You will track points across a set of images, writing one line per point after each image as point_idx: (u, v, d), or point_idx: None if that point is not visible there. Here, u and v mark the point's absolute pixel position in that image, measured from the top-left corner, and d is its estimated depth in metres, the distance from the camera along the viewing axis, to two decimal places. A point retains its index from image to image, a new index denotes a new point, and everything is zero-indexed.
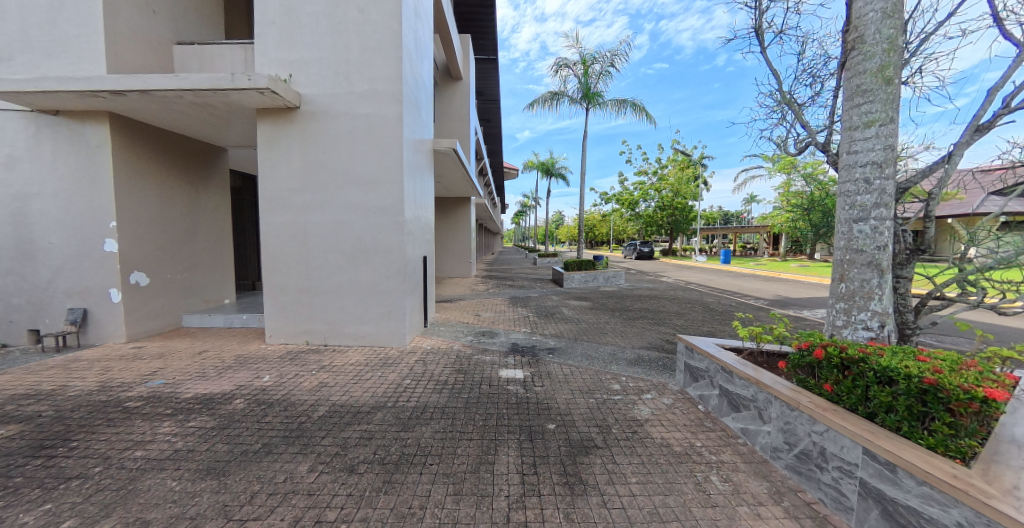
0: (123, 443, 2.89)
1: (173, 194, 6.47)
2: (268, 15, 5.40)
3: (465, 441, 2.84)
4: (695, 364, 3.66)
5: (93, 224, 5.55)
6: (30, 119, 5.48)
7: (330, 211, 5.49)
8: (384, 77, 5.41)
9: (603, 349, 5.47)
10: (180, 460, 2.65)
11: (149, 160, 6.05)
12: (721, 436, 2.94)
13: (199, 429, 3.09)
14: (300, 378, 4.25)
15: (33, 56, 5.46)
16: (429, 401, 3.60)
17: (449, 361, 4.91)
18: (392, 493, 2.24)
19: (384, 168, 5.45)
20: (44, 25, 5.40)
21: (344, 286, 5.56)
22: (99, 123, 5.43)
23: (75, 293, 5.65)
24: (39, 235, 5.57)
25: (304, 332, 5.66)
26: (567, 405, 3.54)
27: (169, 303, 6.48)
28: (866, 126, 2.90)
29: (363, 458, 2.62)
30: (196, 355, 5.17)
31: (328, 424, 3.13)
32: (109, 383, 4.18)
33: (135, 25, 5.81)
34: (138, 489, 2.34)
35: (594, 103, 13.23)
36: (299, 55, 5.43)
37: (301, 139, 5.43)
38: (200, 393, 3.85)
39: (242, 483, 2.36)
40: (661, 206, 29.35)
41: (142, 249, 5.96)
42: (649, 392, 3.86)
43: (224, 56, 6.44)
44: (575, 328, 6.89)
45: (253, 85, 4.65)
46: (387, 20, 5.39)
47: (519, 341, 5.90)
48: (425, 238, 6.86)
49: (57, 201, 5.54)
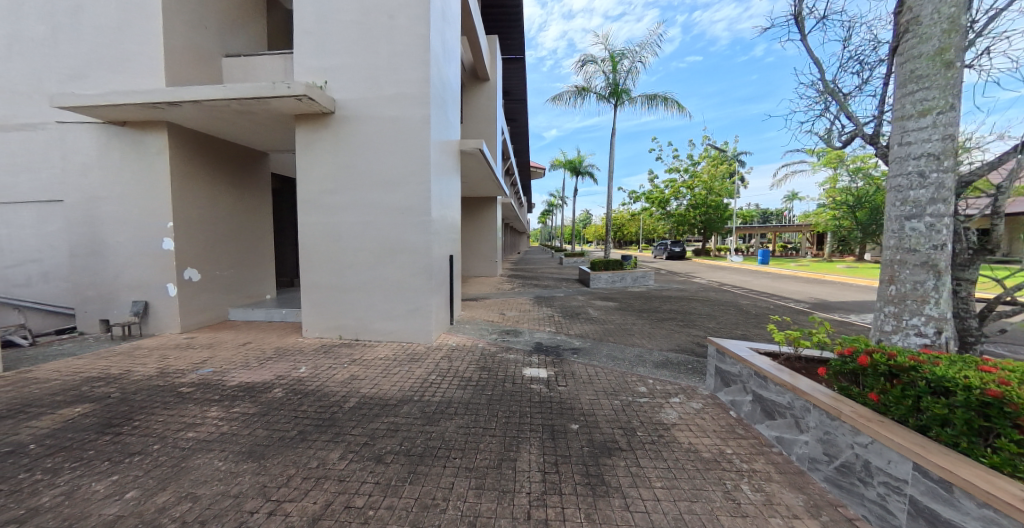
0: (178, 424, 3.15)
1: (220, 195, 6.92)
2: (305, 25, 5.68)
3: (488, 437, 2.87)
4: (727, 368, 3.52)
5: (152, 225, 6.05)
6: (100, 129, 6.04)
7: (361, 211, 5.69)
8: (412, 81, 5.54)
9: (630, 350, 5.37)
10: (225, 441, 2.85)
11: (201, 165, 6.53)
12: (755, 444, 2.81)
13: (242, 414, 3.31)
14: (333, 370, 4.47)
15: (103, 73, 6.04)
16: (453, 396, 3.67)
17: (474, 358, 4.97)
18: (417, 484, 2.31)
19: (413, 170, 5.59)
20: (112, 44, 5.96)
21: (373, 283, 5.75)
22: (158, 132, 5.92)
23: (136, 287, 6.19)
24: (107, 234, 6.15)
25: (336, 328, 5.91)
26: (590, 405, 3.51)
27: (217, 297, 6.94)
28: (920, 115, 2.67)
29: (389, 448, 2.71)
30: (240, 346, 5.53)
31: (357, 415, 3.26)
32: (166, 369, 4.57)
33: (189, 40, 6.28)
34: (189, 466, 2.54)
35: (623, 99, 12.94)
36: (333, 62, 5.67)
37: (334, 143, 5.68)
38: (243, 381, 4.13)
39: (279, 466, 2.51)
40: (693, 204, 28.23)
41: (194, 247, 6.42)
42: (677, 395, 3.75)
43: (265, 65, 6.82)
44: (601, 329, 6.79)
45: (290, 92, 4.90)
46: (414, 24, 5.52)
47: (543, 341, 5.89)
48: (452, 237, 6.97)
49: (122, 203, 6.09)
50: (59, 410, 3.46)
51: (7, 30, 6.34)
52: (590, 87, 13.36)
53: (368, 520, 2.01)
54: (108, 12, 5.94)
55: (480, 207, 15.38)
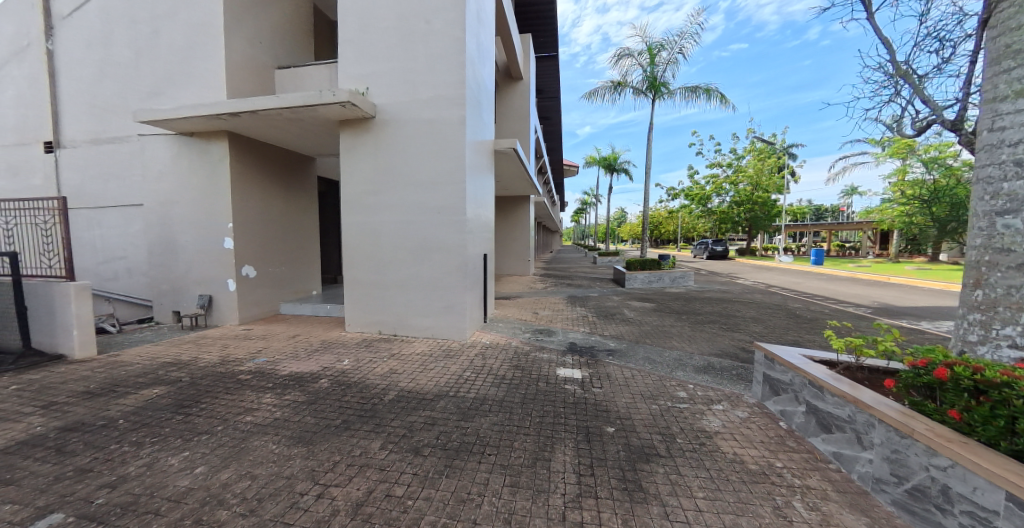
0: (238, 408, 3.44)
1: (273, 198, 7.43)
2: (348, 35, 5.96)
3: (522, 436, 2.88)
4: (776, 376, 3.30)
5: (215, 225, 6.61)
6: (173, 139, 6.68)
7: (400, 211, 5.90)
8: (447, 83, 5.66)
9: (668, 354, 5.17)
10: (279, 426, 3.07)
11: (257, 170, 7.05)
12: (808, 459, 2.61)
13: (293, 402, 3.55)
14: (374, 364, 4.68)
15: (176, 89, 6.69)
16: (487, 393, 3.72)
17: (508, 356, 5.01)
18: (453, 477, 2.36)
19: (449, 170, 5.71)
20: (183, 62, 6.58)
21: (411, 281, 5.94)
22: (220, 140, 6.46)
23: (202, 282, 6.80)
24: (178, 234, 6.80)
25: (376, 323, 6.17)
26: (626, 408, 3.42)
27: (270, 292, 7.46)
28: (1016, 96, 2.35)
29: (426, 441, 2.80)
30: (290, 338, 5.92)
31: (397, 408, 3.39)
32: (227, 357, 4.99)
33: (246, 54, 6.79)
34: (248, 447, 2.76)
35: (661, 92, 12.47)
36: (374, 68, 5.91)
37: (375, 146, 5.92)
38: (294, 370, 4.42)
39: (326, 453, 2.66)
40: (736, 201, 26.67)
41: (250, 246, 6.95)
42: (720, 403, 3.57)
43: (312, 74, 7.23)
44: (637, 330, 6.60)
45: (335, 99, 5.16)
46: (450, 27, 5.62)
47: (577, 341, 5.82)
48: (486, 236, 7.05)
49: (190, 206, 6.70)
50: (140, 390, 3.88)
51: (100, 54, 7.21)
52: (627, 82, 12.99)
53: (407, 509, 2.09)
54: (179, 33, 6.57)
55: (514, 206, 15.45)
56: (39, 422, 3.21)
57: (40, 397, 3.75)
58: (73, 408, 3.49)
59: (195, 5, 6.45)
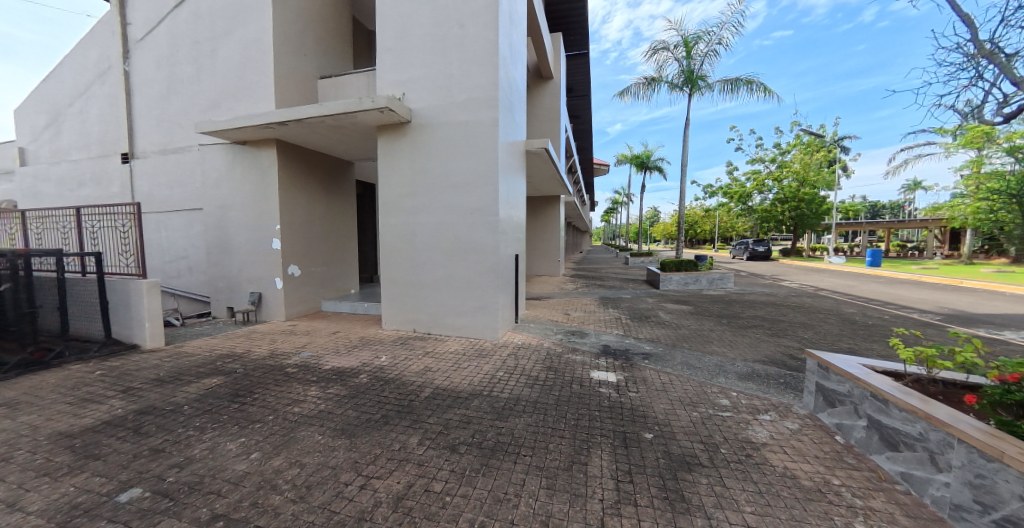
0: (286, 399, 3.66)
1: (316, 201, 7.85)
2: (386, 43, 6.19)
3: (558, 438, 2.86)
4: (832, 387, 3.06)
5: (266, 227, 7.08)
6: (228, 148, 7.22)
7: (434, 212, 6.04)
8: (481, 86, 5.73)
9: (709, 359, 4.94)
10: (323, 418, 3.23)
11: (302, 175, 7.47)
12: (871, 478, 2.41)
13: (336, 396, 3.73)
14: (410, 361, 4.82)
15: (231, 101, 7.23)
16: (521, 394, 3.72)
17: (540, 357, 5.00)
18: (490, 476, 2.39)
19: (482, 172, 5.78)
20: (237, 76, 7.11)
21: (445, 281, 6.07)
22: (269, 148, 6.91)
23: (253, 280, 7.30)
24: (233, 235, 7.34)
25: (411, 322, 6.36)
26: (664, 415, 3.31)
27: (313, 290, 7.88)
28: None
29: (462, 439, 2.84)
30: (332, 334, 6.22)
31: (432, 405, 3.46)
32: (275, 350, 5.33)
33: (293, 67, 7.22)
34: (297, 436, 2.93)
35: (699, 86, 11.96)
36: (410, 74, 6.10)
37: (411, 150, 6.10)
38: (336, 365, 4.65)
39: (367, 446, 2.77)
40: (780, 198, 25.04)
41: (295, 246, 7.38)
42: (767, 412, 3.37)
43: (352, 82, 7.55)
44: (674, 334, 6.36)
45: (374, 106, 5.37)
46: (484, 30, 5.68)
47: (611, 343, 5.70)
48: (517, 237, 7.07)
49: (243, 209, 7.22)
50: (201, 379, 4.23)
51: (167, 73, 7.93)
52: (662, 77, 12.57)
53: (445, 505, 2.13)
54: (234, 50, 7.10)
55: (545, 207, 15.39)
56: (118, 405, 3.58)
57: (118, 382, 4.17)
58: (146, 393, 3.85)
59: (248, 23, 6.94)
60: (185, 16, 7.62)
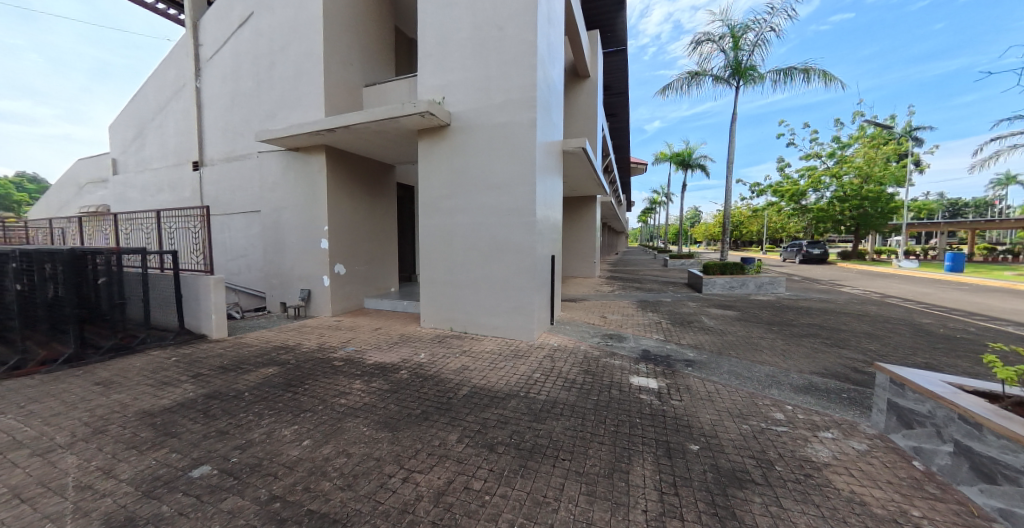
0: (333, 390, 3.87)
1: (360, 203, 8.24)
2: (427, 50, 6.38)
3: (597, 444, 2.79)
4: (908, 405, 2.75)
5: (315, 228, 7.54)
6: (283, 154, 7.76)
7: (472, 213, 6.13)
8: (519, 86, 5.75)
9: (759, 369, 4.62)
10: (368, 411, 3.38)
11: (348, 178, 7.87)
12: (960, 513, 2.13)
13: (379, 390, 3.88)
14: (448, 359, 4.93)
15: (286, 111, 7.77)
16: (558, 396, 3.68)
17: (577, 360, 4.92)
18: (528, 478, 2.38)
19: (520, 173, 5.79)
20: (292, 87, 7.63)
21: (481, 281, 6.14)
22: (319, 154, 7.35)
23: (304, 277, 7.79)
24: (287, 236, 7.88)
25: (448, 320, 6.50)
26: (711, 426, 3.14)
27: (357, 288, 8.28)
28: None
29: (500, 439, 2.85)
30: (374, 330, 6.50)
31: (470, 403, 3.51)
32: (323, 344, 5.65)
33: (341, 76, 7.64)
34: (343, 427, 3.08)
35: (746, 78, 11.28)
36: (450, 78, 6.24)
37: (450, 152, 6.24)
38: (378, 360, 4.85)
39: (409, 440, 2.86)
40: (839, 197, 22.96)
41: (341, 246, 7.79)
42: (829, 430, 3.09)
43: (395, 89, 7.85)
44: (720, 340, 6.01)
45: (416, 110, 5.55)
46: (523, 31, 5.69)
47: (651, 349, 5.49)
48: (554, 238, 7.01)
49: (296, 211, 7.73)
50: (259, 369, 4.57)
51: (232, 87, 8.68)
52: (706, 70, 11.95)
53: (485, 504, 2.15)
54: (289, 64, 7.63)
55: (581, 207, 15.15)
56: (190, 389, 3.95)
57: (190, 368, 4.61)
58: (213, 379, 4.23)
59: (302, 37, 7.43)
60: (247, 34, 8.29)
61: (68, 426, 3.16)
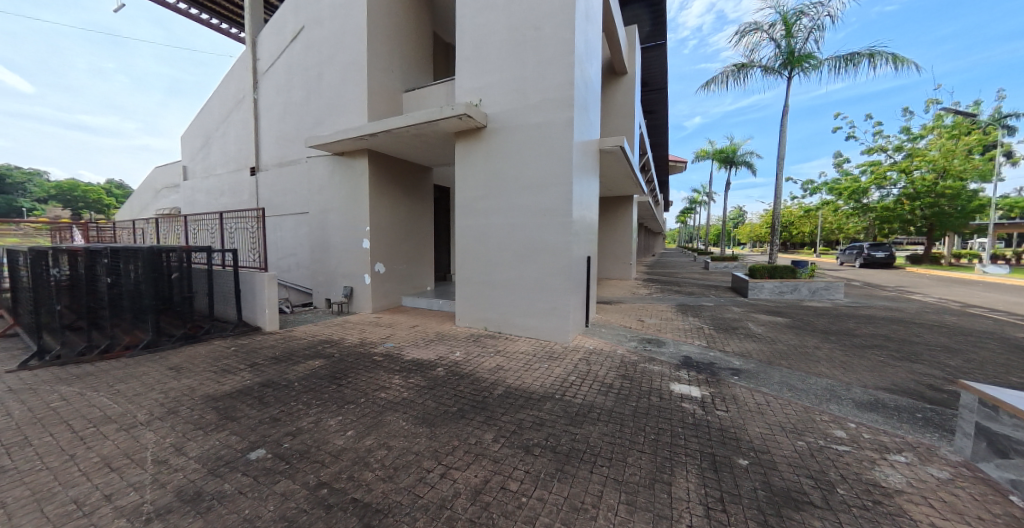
0: (374, 385, 4.02)
1: (400, 204, 8.53)
2: (465, 53, 6.49)
3: (636, 452, 2.69)
4: (1004, 431, 2.42)
5: (358, 228, 7.90)
6: (329, 159, 8.20)
7: (507, 214, 6.16)
8: (556, 86, 5.70)
9: (814, 382, 4.26)
10: (406, 406, 3.48)
11: (388, 180, 8.18)
12: None
13: (417, 386, 3.99)
14: (483, 358, 4.98)
15: (333, 117, 8.21)
16: (595, 401, 3.60)
17: (613, 364, 4.79)
18: (565, 483, 2.34)
19: (557, 173, 5.73)
20: (338, 95, 8.06)
21: (516, 281, 6.15)
22: (362, 158, 7.70)
23: (347, 275, 8.18)
24: (332, 235, 8.31)
25: (483, 320, 6.57)
26: (762, 440, 2.94)
27: (395, 286, 8.58)
28: None
29: (536, 441, 2.83)
30: (412, 328, 6.70)
31: (505, 403, 3.52)
32: (364, 340, 5.90)
33: (383, 82, 7.96)
34: (383, 421, 3.19)
35: (800, 67, 10.48)
36: (487, 80, 6.31)
37: (486, 153, 6.31)
38: (415, 357, 4.99)
39: (446, 436, 2.91)
40: (907, 195, 20.88)
41: (381, 246, 8.11)
42: (902, 453, 2.78)
43: (433, 93, 8.06)
44: (769, 349, 5.61)
45: (454, 113, 5.66)
46: (560, 29, 5.64)
47: (692, 355, 5.23)
48: (590, 239, 6.88)
49: (340, 212, 8.14)
50: (306, 361, 4.85)
51: (285, 97, 9.30)
52: (754, 61, 11.24)
53: (522, 506, 2.14)
54: (336, 73, 8.06)
55: (617, 207, 14.77)
56: (247, 377, 4.27)
57: (247, 358, 4.99)
58: (266, 369, 4.54)
59: (347, 47, 7.82)
60: (298, 47, 8.86)
61: (146, 406, 3.52)
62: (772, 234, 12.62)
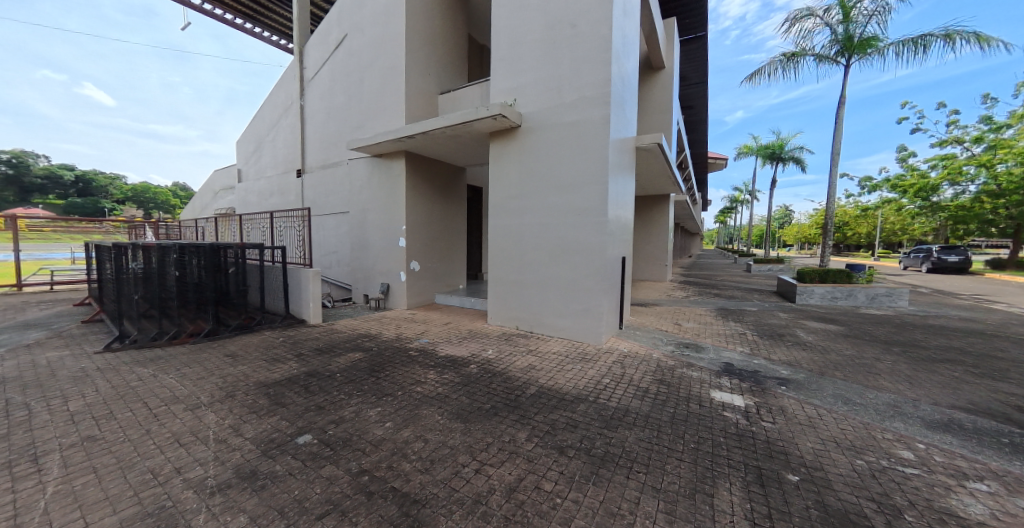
0: (410, 379, 4.15)
1: (434, 204, 8.74)
2: (500, 54, 6.54)
3: (675, 460, 2.60)
4: None
5: (395, 227, 8.19)
6: (369, 160, 8.55)
7: (540, 213, 6.15)
8: (592, 83, 5.60)
9: (875, 396, 3.91)
10: (441, 401, 3.57)
11: (424, 181, 8.40)
12: None
13: (450, 381, 4.07)
14: (515, 357, 5.01)
15: (373, 121, 8.55)
16: (630, 405, 3.51)
17: (649, 368, 4.65)
18: (601, 487, 2.30)
19: (592, 172, 5.64)
20: (377, 100, 8.38)
21: (548, 281, 6.13)
22: (399, 159, 7.97)
23: (384, 273, 8.50)
24: (371, 234, 8.66)
25: (515, 319, 6.59)
26: (815, 456, 2.73)
27: (429, 284, 8.81)
28: None
29: (570, 442, 2.81)
30: (445, 325, 6.85)
31: (538, 403, 3.52)
32: (400, 335, 6.11)
33: (420, 86, 8.18)
34: (419, 414, 3.29)
35: (861, 52, 9.63)
36: (522, 80, 6.32)
37: (520, 153, 6.33)
38: (449, 353, 5.10)
39: (480, 433, 2.95)
40: (986, 193, 18.66)
41: (416, 244, 8.34)
42: (983, 481, 2.50)
43: (467, 94, 8.18)
44: (821, 359, 5.20)
45: (489, 113, 5.72)
46: (597, 26, 5.54)
47: (734, 362, 4.96)
48: (625, 239, 6.71)
49: (379, 212, 8.47)
50: (347, 353, 5.09)
51: (329, 102, 9.79)
52: (806, 49, 10.46)
53: (557, 506, 2.13)
54: (376, 78, 8.38)
55: (653, 207, 14.31)
56: (294, 366, 4.55)
57: (293, 348, 5.32)
58: (312, 359, 4.82)
59: (387, 53, 8.11)
60: (341, 55, 9.30)
61: (207, 389, 3.85)
62: (825, 235, 11.70)
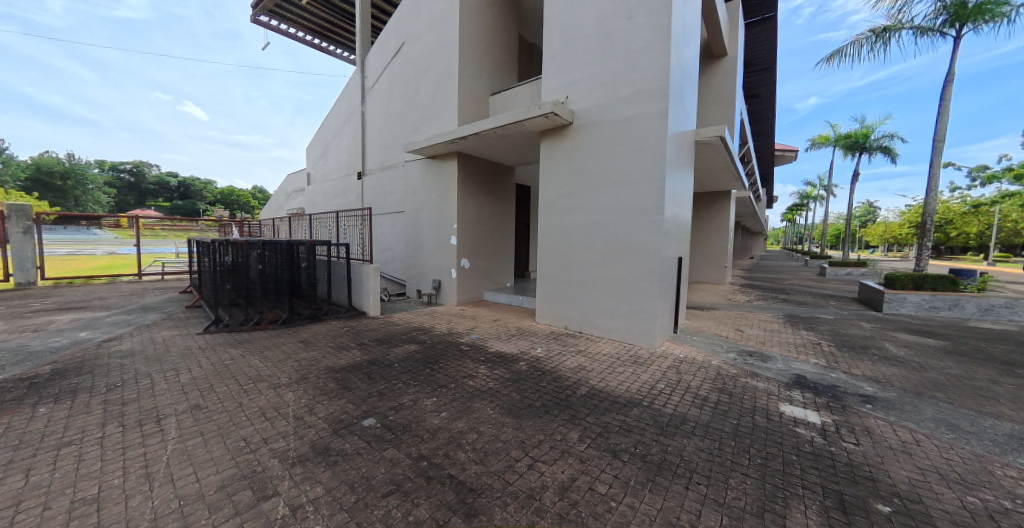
0: (461, 372, 4.30)
1: (484, 203, 8.93)
2: (552, 52, 6.50)
3: (739, 475, 2.44)
4: None
5: (446, 226, 8.50)
6: (423, 162, 8.94)
7: (592, 212, 6.03)
8: (649, 76, 5.38)
9: (990, 425, 3.33)
10: (492, 395, 3.65)
11: (475, 181, 8.61)
12: None
13: (501, 377, 4.15)
14: (565, 356, 4.98)
15: (427, 124, 8.94)
16: (688, 413, 3.34)
17: (708, 376, 4.38)
18: (658, 494, 2.23)
19: (648, 169, 5.42)
20: (432, 103, 8.75)
21: (599, 281, 6.00)
22: (452, 160, 8.25)
23: (435, 269, 8.86)
24: (424, 232, 9.07)
25: (563, 318, 6.55)
26: (910, 486, 2.41)
27: (478, 281, 9.03)
28: None
29: (624, 446, 2.74)
30: (494, 321, 6.98)
31: (590, 404, 3.47)
32: (451, 329, 6.34)
33: (472, 88, 8.39)
34: (472, 406, 3.40)
35: (974, 21, 8.24)
36: (574, 77, 6.23)
37: (571, 151, 6.26)
38: (499, 349, 5.20)
39: (533, 429, 2.98)
40: None
41: (466, 242, 8.59)
42: None
43: (518, 94, 8.25)
44: (916, 377, 4.55)
45: (540, 112, 5.72)
46: (655, 15, 5.30)
47: (807, 375, 4.51)
48: (682, 239, 6.36)
49: (432, 211, 8.84)
50: (402, 345, 5.40)
51: (387, 107, 10.39)
52: (901, 23, 9.18)
53: (612, 510, 2.10)
54: (430, 83, 8.75)
55: (712, 204, 13.41)
56: (357, 354, 4.93)
57: (356, 338, 5.74)
58: (372, 349, 5.18)
59: (441, 58, 8.43)
60: (399, 62, 9.82)
61: (285, 370, 4.29)
62: (924, 235, 10.18)
